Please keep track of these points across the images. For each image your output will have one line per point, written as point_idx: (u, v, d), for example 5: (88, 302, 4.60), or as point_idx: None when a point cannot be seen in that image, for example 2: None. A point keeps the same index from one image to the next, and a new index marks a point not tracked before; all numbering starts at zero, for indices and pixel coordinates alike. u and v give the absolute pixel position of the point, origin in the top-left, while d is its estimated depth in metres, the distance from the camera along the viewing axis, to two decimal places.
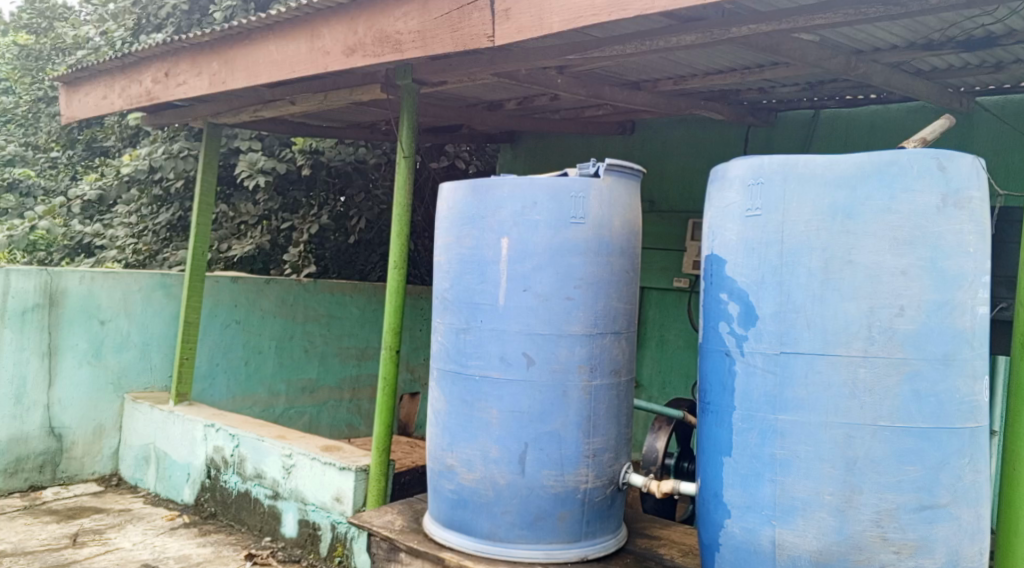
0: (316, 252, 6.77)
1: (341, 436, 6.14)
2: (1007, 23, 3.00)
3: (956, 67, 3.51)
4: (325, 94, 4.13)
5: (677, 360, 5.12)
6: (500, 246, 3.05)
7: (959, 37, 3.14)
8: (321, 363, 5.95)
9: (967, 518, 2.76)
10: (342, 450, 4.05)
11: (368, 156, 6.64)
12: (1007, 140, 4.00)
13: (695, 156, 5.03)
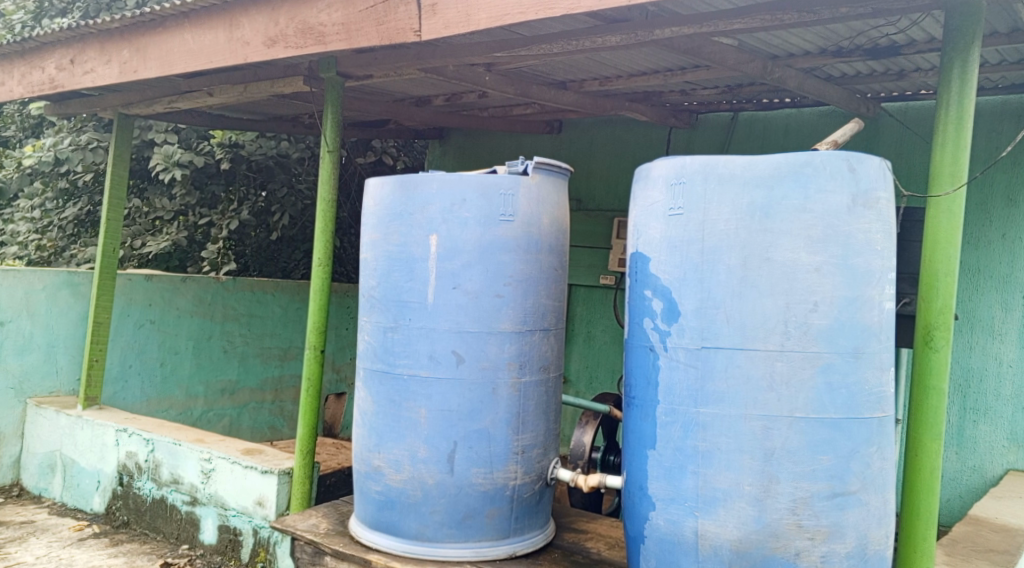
0: (236, 249, 6.57)
1: (261, 438, 5.95)
2: (910, 33, 3.17)
3: (863, 74, 3.72)
4: (245, 86, 4.00)
5: (603, 355, 5.21)
6: (428, 243, 3.06)
7: (866, 46, 3.29)
8: (241, 364, 5.76)
9: (875, 504, 2.90)
10: (265, 453, 3.94)
11: (290, 150, 6.61)
12: (910, 144, 4.24)
13: (616, 157, 5.14)
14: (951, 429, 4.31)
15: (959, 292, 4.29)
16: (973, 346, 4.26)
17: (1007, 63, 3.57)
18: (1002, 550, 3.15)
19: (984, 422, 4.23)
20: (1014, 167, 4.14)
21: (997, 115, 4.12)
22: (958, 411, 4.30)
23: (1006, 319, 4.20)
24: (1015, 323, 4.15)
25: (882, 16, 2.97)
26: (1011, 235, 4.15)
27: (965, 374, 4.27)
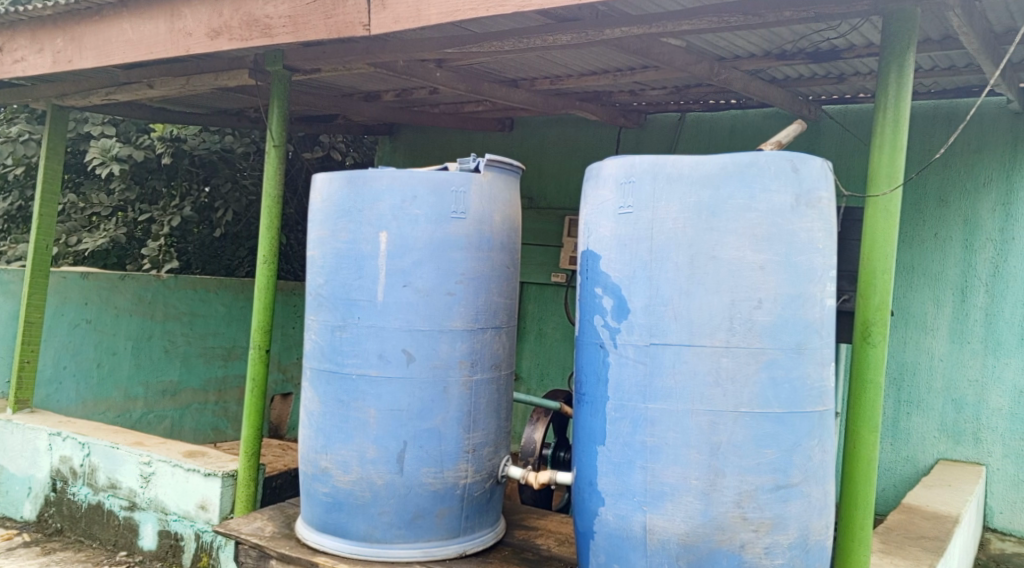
0: (178, 246, 6.34)
1: (204, 440, 5.86)
2: (849, 38, 3.28)
3: (806, 76, 3.81)
4: (188, 78, 3.89)
5: (555, 353, 5.25)
6: (378, 240, 3.09)
7: (808, 49, 3.38)
8: (184, 364, 5.65)
9: (816, 495, 2.96)
10: (207, 455, 3.84)
11: (234, 144, 6.49)
12: (850, 147, 4.39)
13: (568, 156, 5.21)
14: (887, 421, 4.49)
15: (894, 289, 4.48)
16: (907, 340, 4.45)
17: (940, 69, 3.73)
18: (934, 537, 3.28)
19: (917, 413, 4.42)
20: (945, 168, 4.34)
21: (929, 118, 4.32)
22: (893, 403, 4.49)
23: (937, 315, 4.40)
24: (945, 318, 4.35)
25: (824, 20, 3.05)
26: (942, 234, 4.35)
27: (899, 369, 4.47)
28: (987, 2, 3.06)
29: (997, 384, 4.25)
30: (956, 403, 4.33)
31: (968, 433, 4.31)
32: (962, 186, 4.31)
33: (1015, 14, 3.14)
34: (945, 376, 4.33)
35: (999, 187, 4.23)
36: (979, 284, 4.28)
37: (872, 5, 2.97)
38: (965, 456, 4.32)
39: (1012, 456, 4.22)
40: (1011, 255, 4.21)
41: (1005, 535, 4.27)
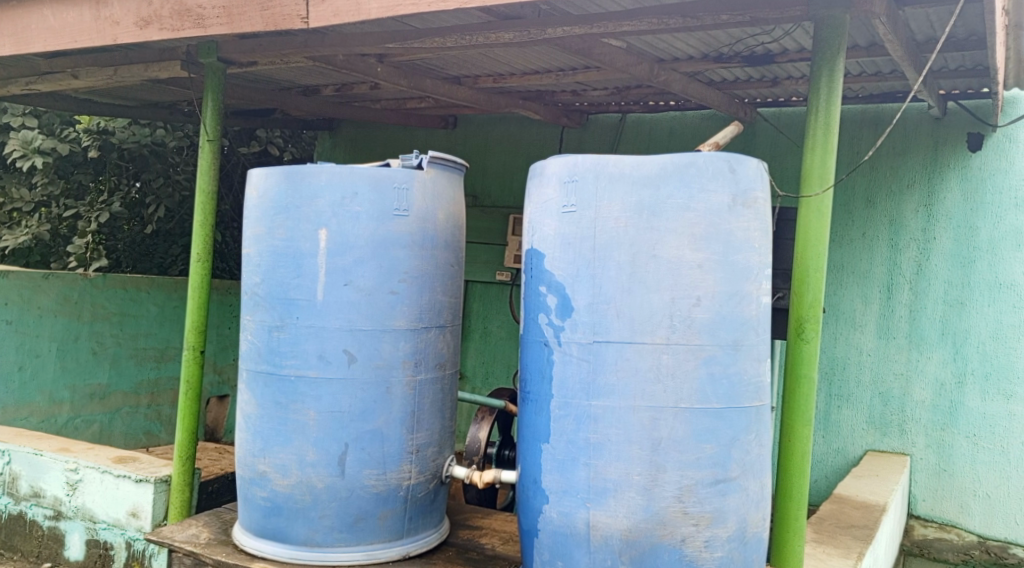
0: (107, 244, 6.03)
1: (135, 445, 5.71)
2: (783, 42, 3.39)
3: (742, 79, 3.96)
4: (115, 69, 3.83)
5: (499, 350, 5.42)
6: (317, 238, 3.10)
7: (744, 53, 3.51)
8: (113, 367, 5.50)
9: (753, 488, 3.01)
10: (139, 460, 3.71)
11: (166, 139, 6.24)
12: (782, 147, 4.67)
13: (513, 156, 5.39)
14: (819, 415, 4.77)
15: (826, 287, 4.75)
16: (837, 337, 4.73)
17: (867, 75, 3.94)
18: (862, 526, 3.44)
19: (847, 407, 4.71)
20: (872, 170, 4.63)
21: (857, 122, 4.58)
22: (825, 398, 4.76)
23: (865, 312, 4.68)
24: (872, 315, 4.63)
25: (760, 24, 3.13)
26: (869, 233, 4.63)
27: (832, 363, 4.74)
28: (909, 11, 3.21)
29: (919, 377, 4.56)
30: (883, 396, 4.62)
31: (893, 425, 4.61)
32: (888, 187, 4.60)
33: (935, 24, 3.31)
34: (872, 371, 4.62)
35: (921, 188, 4.53)
36: (903, 282, 4.58)
37: (805, 10, 3.05)
38: (891, 447, 4.61)
39: (934, 447, 4.54)
40: (931, 255, 4.52)
41: (927, 521, 4.57)
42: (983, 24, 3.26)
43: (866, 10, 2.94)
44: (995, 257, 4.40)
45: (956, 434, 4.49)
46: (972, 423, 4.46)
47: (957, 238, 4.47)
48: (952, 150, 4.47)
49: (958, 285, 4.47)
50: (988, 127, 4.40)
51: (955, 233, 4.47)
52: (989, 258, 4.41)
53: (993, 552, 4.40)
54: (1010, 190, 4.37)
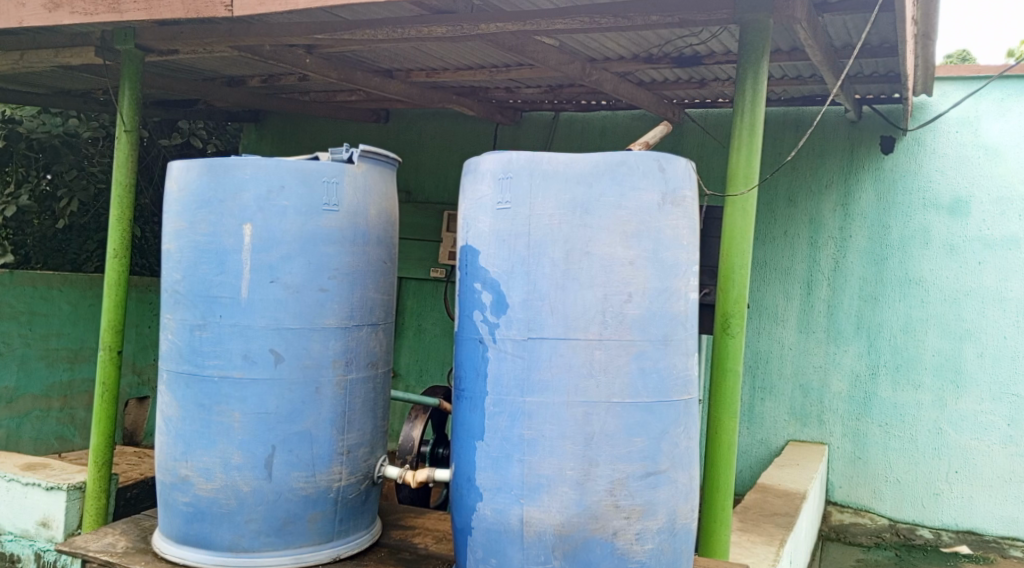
0: (14, 238, 6.17)
1: (48, 450, 5.78)
2: (710, 44, 3.67)
3: (669, 81, 4.40)
4: (22, 54, 4.05)
5: (433, 347, 6.03)
6: (242, 233, 3.01)
7: (672, 54, 3.79)
8: (22, 369, 5.57)
9: (682, 480, 3.05)
10: (48, 468, 3.88)
11: (80, 129, 6.35)
12: (708, 144, 5.21)
13: (448, 150, 6.01)
14: (744, 408, 5.44)
15: (751, 284, 5.42)
16: (760, 331, 5.41)
17: (789, 78, 4.26)
18: (784, 513, 3.67)
19: (770, 398, 5.39)
20: (793, 171, 5.31)
21: (780, 123, 5.16)
22: (750, 390, 5.43)
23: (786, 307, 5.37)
24: (793, 310, 5.32)
25: (688, 26, 3.25)
26: (792, 232, 5.32)
27: (755, 357, 5.41)
28: (828, 18, 3.39)
29: (837, 369, 5.26)
30: (803, 388, 5.32)
31: (813, 416, 5.30)
32: (808, 188, 5.29)
33: (852, 30, 3.51)
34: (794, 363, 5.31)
35: (837, 191, 5.23)
36: (822, 277, 5.27)
37: (731, 14, 3.16)
38: (809, 436, 5.31)
39: (849, 436, 5.24)
40: (847, 252, 5.23)
41: (843, 506, 5.25)
42: (895, 32, 3.49)
43: (788, 16, 3.07)
44: (904, 254, 5.12)
45: (870, 422, 5.19)
46: (883, 412, 5.15)
47: (871, 236, 5.18)
48: (867, 152, 5.16)
49: (872, 282, 5.18)
50: (898, 130, 5.11)
51: (869, 232, 5.18)
52: (899, 255, 5.13)
53: (901, 534, 5.08)
54: (918, 191, 5.09)
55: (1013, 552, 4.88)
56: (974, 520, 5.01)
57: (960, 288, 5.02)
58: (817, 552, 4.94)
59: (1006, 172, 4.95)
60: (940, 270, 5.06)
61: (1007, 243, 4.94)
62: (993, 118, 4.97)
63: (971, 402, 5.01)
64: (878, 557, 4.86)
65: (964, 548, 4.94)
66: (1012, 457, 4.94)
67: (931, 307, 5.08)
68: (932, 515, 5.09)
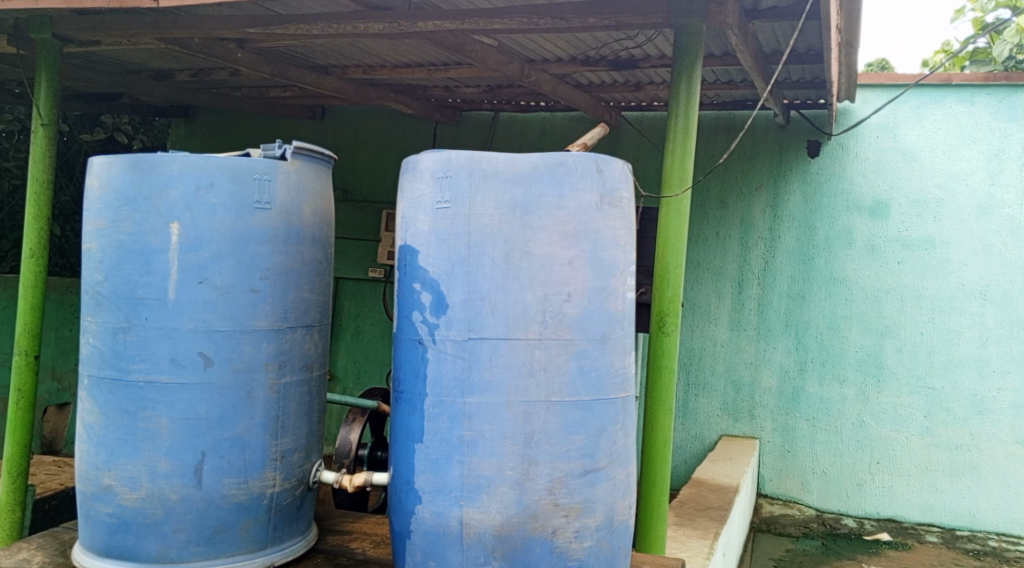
0: None
1: None
2: (645, 48, 4.11)
3: (605, 84, 4.97)
4: None
5: (371, 349, 6.59)
6: (168, 232, 2.90)
7: (609, 57, 4.24)
8: None
9: (619, 477, 3.02)
10: None
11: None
12: (644, 148, 5.79)
13: (386, 147, 6.57)
14: (680, 405, 6.04)
15: (686, 284, 6.02)
16: (695, 328, 6.00)
17: (721, 82, 4.62)
18: (717, 508, 3.95)
19: (703, 395, 6.00)
20: (725, 174, 5.91)
21: (713, 125, 5.74)
22: (685, 386, 6.04)
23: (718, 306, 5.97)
24: (725, 307, 5.92)
25: (625, 29, 3.41)
26: (723, 232, 5.93)
27: (690, 354, 6.02)
28: (758, 25, 3.61)
29: (767, 365, 5.86)
30: (735, 384, 5.92)
31: (744, 412, 5.90)
32: (739, 190, 5.90)
33: (779, 38, 3.80)
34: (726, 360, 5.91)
35: (765, 193, 5.84)
36: (752, 276, 5.88)
37: (665, 18, 3.30)
38: (741, 431, 5.92)
39: (778, 431, 5.84)
40: (776, 252, 5.83)
41: (773, 498, 5.85)
42: (820, 39, 3.78)
43: (719, 20, 3.21)
44: (830, 254, 5.73)
45: (798, 417, 5.80)
46: (811, 406, 5.76)
47: (799, 237, 5.79)
48: (794, 155, 5.77)
49: (799, 281, 5.78)
50: (823, 134, 5.71)
51: (796, 233, 5.79)
52: (825, 255, 5.74)
53: (827, 523, 5.70)
54: (842, 194, 5.71)
55: (929, 537, 5.52)
56: (893, 508, 5.63)
57: (881, 287, 5.65)
58: (748, 543, 5.57)
59: (921, 175, 5.58)
60: (862, 269, 5.68)
61: (922, 243, 5.57)
62: (909, 125, 5.60)
63: (891, 395, 5.63)
64: (805, 548, 5.46)
65: (885, 535, 5.57)
66: (928, 447, 5.57)
67: (854, 305, 5.69)
68: (855, 505, 5.70)
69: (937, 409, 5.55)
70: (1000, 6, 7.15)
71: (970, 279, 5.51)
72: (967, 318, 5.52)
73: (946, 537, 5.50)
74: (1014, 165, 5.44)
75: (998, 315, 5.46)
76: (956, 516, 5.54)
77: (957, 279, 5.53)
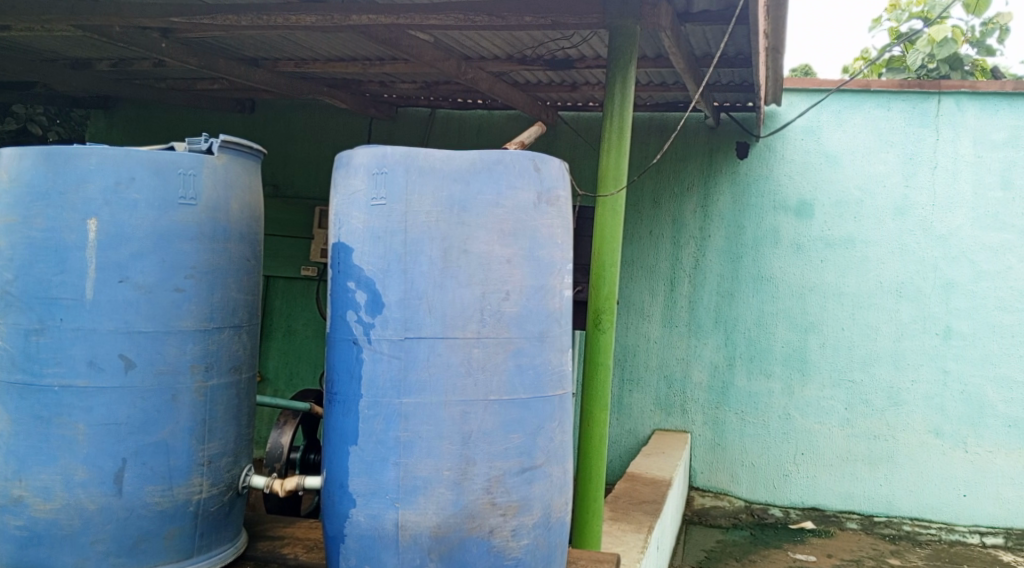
0: None
1: None
2: (581, 48, 4.34)
3: (543, 82, 5.19)
4: None
5: (299, 350, 6.64)
6: (85, 228, 2.75)
7: (545, 56, 4.47)
8: None
9: (557, 474, 2.98)
10: None
11: None
12: (581, 148, 6.02)
13: (314, 139, 6.61)
14: (614, 400, 6.23)
15: (621, 282, 6.21)
16: (629, 326, 6.20)
17: (654, 83, 4.95)
18: (650, 501, 4.11)
19: (637, 390, 6.19)
20: (657, 174, 6.11)
21: (647, 126, 5.97)
22: (620, 382, 6.22)
23: (651, 303, 6.17)
24: (657, 305, 6.13)
25: (559, 28, 3.63)
26: (656, 231, 6.13)
27: (624, 349, 6.20)
28: (690, 28, 3.85)
29: (697, 360, 6.09)
30: (668, 379, 6.13)
31: (676, 406, 6.12)
32: (671, 190, 6.11)
33: (709, 41, 4.08)
34: (659, 356, 6.12)
35: (696, 194, 6.06)
36: (684, 275, 6.10)
37: (600, 19, 3.49)
38: (672, 424, 6.13)
39: (709, 424, 6.07)
40: (706, 251, 6.06)
41: (704, 490, 6.09)
42: (747, 42, 4.08)
43: (653, 22, 3.41)
44: (757, 253, 5.98)
45: (727, 411, 6.04)
46: (740, 400, 6.01)
47: (728, 236, 6.02)
48: (723, 156, 5.99)
49: (729, 278, 6.02)
50: (751, 136, 5.94)
51: (726, 232, 6.03)
52: (752, 254, 5.99)
53: (755, 513, 5.97)
54: (769, 195, 5.95)
55: (849, 524, 5.85)
56: (817, 498, 5.92)
57: (806, 285, 5.92)
58: (680, 535, 5.74)
59: (843, 177, 5.86)
60: (788, 268, 5.94)
61: (844, 243, 5.86)
62: (831, 128, 5.87)
63: (815, 389, 5.91)
64: (735, 538, 5.75)
65: (809, 523, 5.89)
66: (849, 437, 5.88)
67: (780, 302, 5.95)
68: (782, 495, 5.97)
69: (856, 401, 5.86)
70: (912, 17, 7.57)
71: (887, 277, 5.82)
72: (884, 314, 5.83)
73: (865, 524, 5.83)
74: (927, 168, 5.77)
75: (912, 311, 5.79)
76: (875, 503, 5.85)
77: (876, 277, 5.83)
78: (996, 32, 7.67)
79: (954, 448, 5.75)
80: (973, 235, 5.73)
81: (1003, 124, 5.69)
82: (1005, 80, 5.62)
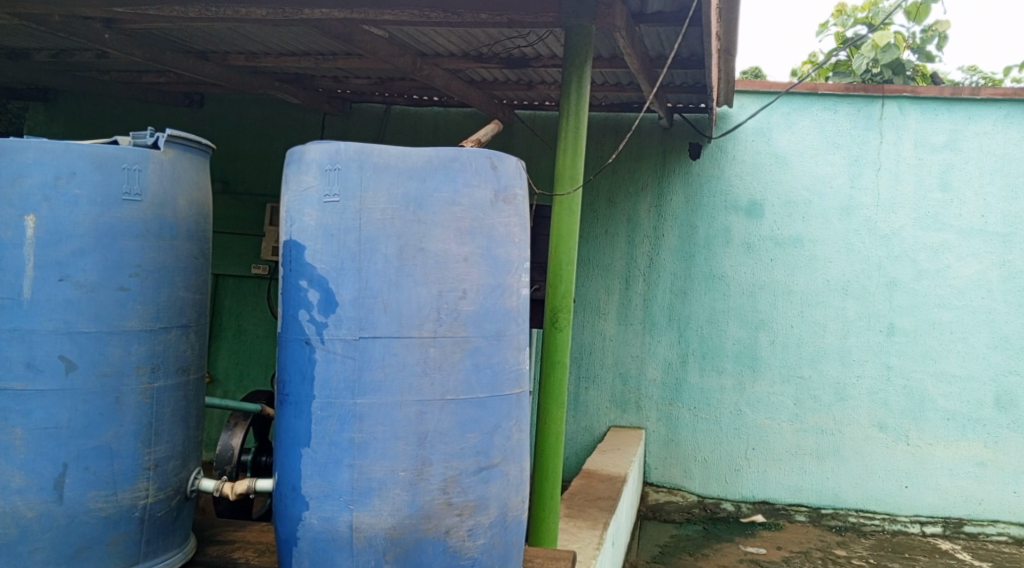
0: None
1: None
2: (536, 47, 4.34)
3: (498, 80, 5.17)
4: None
5: (251, 350, 6.52)
6: (23, 225, 2.64)
7: (501, 54, 4.46)
8: None
9: (513, 473, 2.95)
10: None
11: None
12: (537, 147, 6.03)
13: (260, 134, 6.48)
14: (571, 397, 6.25)
15: (577, 281, 6.23)
16: (585, 324, 6.22)
17: (609, 83, 4.97)
18: (604, 498, 4.13)
19: (593, 388, 6.22)
20: (613, 174, 6.14)
21: (601, 126, 5.99)
22: (576, 380, 6.25)
23: (607, 301, 6.21)
24: (613, 304, 6.16)
25: (516, 26, 3.61)
26: (612, 230, 6.16)
27: (580, 347, 6.23)
28: (644, 29, 3.87)
29: (652, 358, 6.14)
30: (622, 376, 6.17)
31: (631, 403, 6.16)
32: (626, 190, 6.14)
33: (663, 42, 4.11)
34: (614, 353, 6.15)
35: (650, 194, 6.11)
36: (638, 274, 6.14)
37: (556, 17, 3.49)
38: (625, 421, 6.17)
39: (662, 420, 6.13)
40: (660, 251, 6.11)
41: (658, 486, 6.14)
42: (701, 43, 4.12)
43: (608, 22, 3.43)
44: (709, 252, 6.05)
45: (680, 407, 6.10)
46: (692, 397, 6.08)
47: (681, 235, 6.08)
48: (676, 157, 6.05)
49: (682, 277, 6.08)
50: (703, 137, 5.99)
51: (679, 231, 6.09)
52: (705, 253, 6.06)
53: (707, 508, 6.06)
54: (721, 195, 6.03)
55: (798, 517, 5.97)
56: (767, 491, 6.03)
57: (756, 283, 6.01)
58: (634, 530, 5.79)
59: (791, 178, 5.97)
60: (739, 266, 6.02)
61: (793, 242, 5.97)
62: (781, 130, 5.97)
63: (765, 385, 6.01)
64: (688, 532, 5.83)
65: (759, 517, 5.99)
66: (797, 432, 5.99)
67: (732, 300, 6.04)
68: (733, 490, 6.07)
69: (805, 397, 5.97)
70: (857, 22, 7.71)
71: (834, 275, 5.94)
72: (831, 311, 5.95)
73: (813, 516, 5.96)
74: (871, 170, 5.90)
75: (857, 308, 5.92)
76: (822, 496, 5.97)
77: (823, 275, 5.95)
78: (937, 39, 7.83)
79: (896, 441, 5.90)
80: (915, 234, 5.88)
81: (943, 128, 5.86)
82: (944, 85, 5.76)
